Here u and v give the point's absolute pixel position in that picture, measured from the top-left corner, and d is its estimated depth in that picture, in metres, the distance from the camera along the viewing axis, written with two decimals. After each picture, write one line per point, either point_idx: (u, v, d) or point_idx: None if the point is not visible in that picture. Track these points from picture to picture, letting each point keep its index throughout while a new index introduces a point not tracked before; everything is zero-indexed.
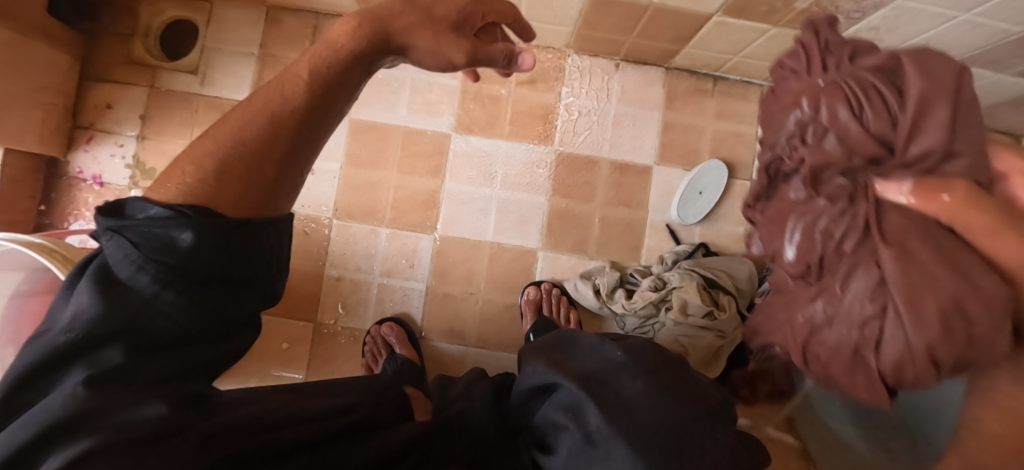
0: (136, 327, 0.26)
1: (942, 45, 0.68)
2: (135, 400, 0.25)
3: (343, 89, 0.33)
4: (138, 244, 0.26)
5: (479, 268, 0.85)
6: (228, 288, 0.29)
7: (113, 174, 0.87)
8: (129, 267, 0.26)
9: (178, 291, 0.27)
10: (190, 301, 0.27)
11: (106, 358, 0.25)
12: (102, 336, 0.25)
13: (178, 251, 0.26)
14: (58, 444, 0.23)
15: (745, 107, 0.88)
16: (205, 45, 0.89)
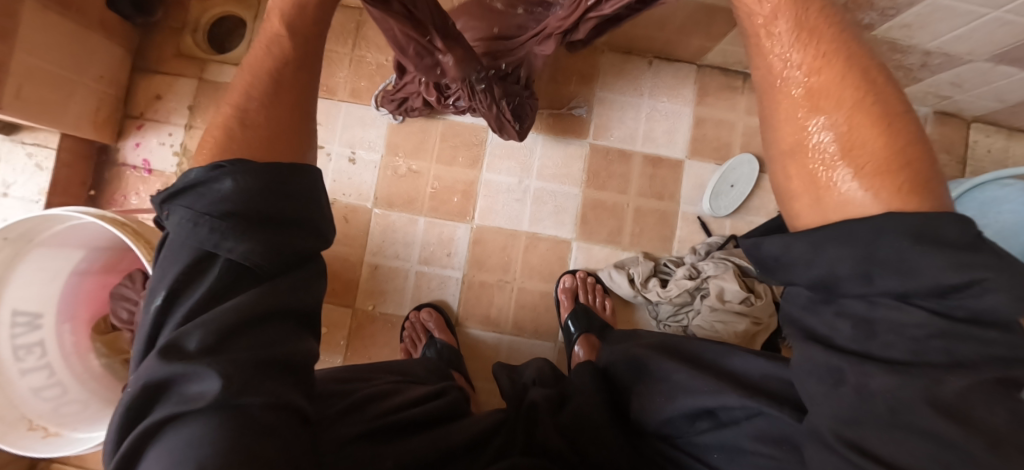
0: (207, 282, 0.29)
1: (973, 43, 0.70)
2: (221, 350, 0.28)
3: (323, 27, 0.38)
4: (193, 208, 0.29)
5: (516, 257, 0.87)
6: (279, 236, 0.31)
7: (161, 161, 0.90)
8: (188, 227, 0.29)
9: (239, 242, 0.29)
10: (244, 253, 0.29)
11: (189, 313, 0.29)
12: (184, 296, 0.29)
13: (228, 207, 0.29)
14: (170, 391, 0.27)
15: None
16: (253, 39, 0.92)
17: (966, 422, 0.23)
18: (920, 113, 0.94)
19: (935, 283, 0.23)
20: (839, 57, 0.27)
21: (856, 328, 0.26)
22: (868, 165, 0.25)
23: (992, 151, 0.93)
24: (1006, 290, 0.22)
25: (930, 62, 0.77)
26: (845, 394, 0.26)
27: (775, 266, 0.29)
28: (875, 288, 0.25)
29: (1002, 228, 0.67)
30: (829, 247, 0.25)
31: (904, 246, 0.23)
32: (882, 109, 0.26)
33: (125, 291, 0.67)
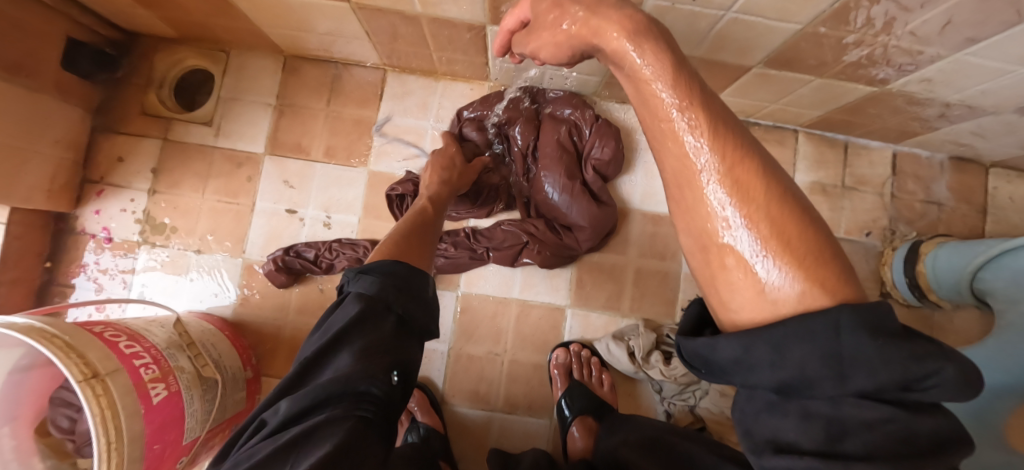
0: (375, 324, 0.44)
1: (1000, 96, 0.64)
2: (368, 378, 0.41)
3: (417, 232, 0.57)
4: (382, 277, 0.46)
5: (506, 327, 0.80)
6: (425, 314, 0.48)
7: (123, 229, 0.83)
8: (372, 289, 0.45)
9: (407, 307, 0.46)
10: (406, 316, 0.46)
11: (355, 345, 0.42)
12: (357, 331, 0.43)
13: (405, 281, 0.47)
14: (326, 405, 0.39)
15: (780, 153, 0.85)
16: (222, 95, 0.86)
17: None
18: (936, 159, 0.86)
19: (895, 377, 0.25)
20: (736, 156, 0.29)
21: (829, 427, 0.27)
22: (798, 258, 0.27)
23: (1015, 197, 0.87)
24: (954, 381, 0.25)
25: (951, 113, 0.70)
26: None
27: (735, 369, 0.29)
28: (846, 389, 0.26)
29: None
30: (790, 348, 0.26)
31: (865, 343, 0.25)
32: (792, 205, 0.29)
33: (66, 396, 0.58)
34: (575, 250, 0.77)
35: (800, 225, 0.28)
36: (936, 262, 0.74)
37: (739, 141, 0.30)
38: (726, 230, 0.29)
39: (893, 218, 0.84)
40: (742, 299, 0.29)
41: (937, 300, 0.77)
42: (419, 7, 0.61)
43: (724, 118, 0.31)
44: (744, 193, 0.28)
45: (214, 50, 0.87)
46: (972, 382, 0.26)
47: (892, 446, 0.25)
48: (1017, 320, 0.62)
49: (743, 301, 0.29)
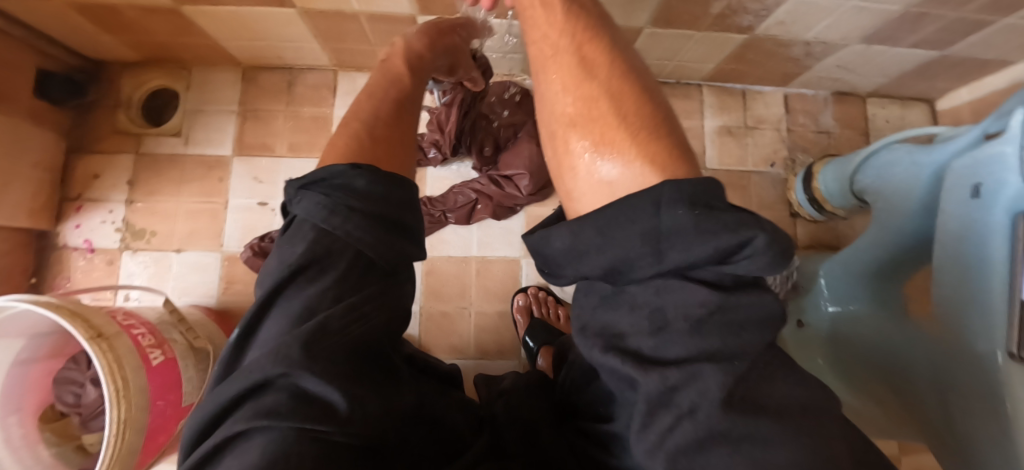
0: (325, 261, 0.35)
1: (843, 30, 0.77)
2: (321, 352, 0.31)
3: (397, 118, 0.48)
4: (332, 197, 0.36)
5: (470, 283, 0.89)
6: (397, 240, 0.38)
7: (104, 239, 0.89)
8: (321, 210, 0.35)
9: (368, 234, 0.36)
10: (374, 247, 0.36)
11: (302, 294, 0.34)
12: (301, 274, 0.34)
13: (363, 201, 0.36)
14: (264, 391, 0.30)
15: (688, 105, 1.01)
16: (187, 108, 0.94)
17: (744, 412, 0.26)
18: (820, 96, 1.02)
19: (706, 253, 0.27)
20: (586, 59, 0.39)
21: (652, 319, 0.29)
22: (630, 134, 0.34)
23: (891, 120, 1.02)
24: (764, 251, 0.27)
25: (813, 50, 0.85)
26: (653, 411, 0.28)
27: (570, 260, 0.33)
28: (665, 267, 0.29)
29: (897, 189, 0.72)
30: (613, 231, 0.30)
31: (680, 221, 0.28)
32: (628, 94, 0.37)
33: (70, 374, 0.67)
34: (517, 196, 0.86)
35: (628, 109, 0.37)
36: (823, 178, 0.89)
37: (590, 51, 0.40)
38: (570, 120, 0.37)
39: (791, 148, 1.01)
40: (584, 185, 0.36)
41: (833, 210, 0.91)
42: (355, 6, 0.71)
43: (584, 36, 0.40)
44: (591, 88, 0.37)
45: (177, 69, 0.95)
46: (782, 258, 0.28)
47: (714, 336, 0.28)
48: (882, 206, 0.74)
49: (585, 184, 0.36)
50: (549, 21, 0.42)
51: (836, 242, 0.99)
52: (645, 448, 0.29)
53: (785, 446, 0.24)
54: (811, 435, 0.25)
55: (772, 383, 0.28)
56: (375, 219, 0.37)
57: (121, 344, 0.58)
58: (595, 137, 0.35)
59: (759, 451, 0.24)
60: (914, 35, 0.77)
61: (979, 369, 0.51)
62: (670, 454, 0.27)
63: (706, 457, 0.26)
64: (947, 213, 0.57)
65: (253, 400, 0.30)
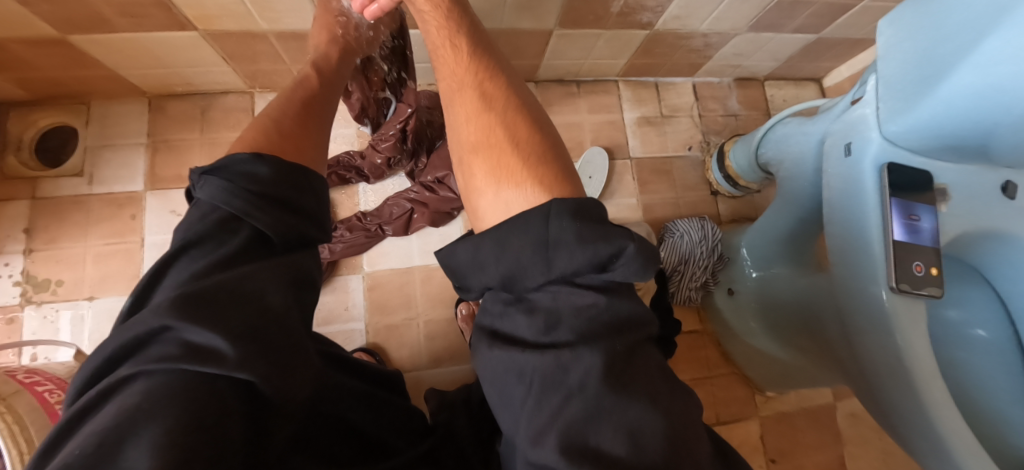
0: (220, 234, 0.37)
1: (732, 20, 0.85)
2: (216, 301, 0.32)
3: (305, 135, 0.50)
4: (230, 181, 0.39)
5: (415, 293, 0.89)
6: (297, 223, 0.41)
7: (0, 295, 0.81)
8: (217, 191, 0.39)
9: (263, 213, 0.39)
10: (265, 220, 0.38)
11: (196, 259, 0.36)
12: (196, 244, 0.37)
13: (262, 185, 0.40)
14: (150, 342, 0.31)
15: (609, 100, 1.07)
16: (89, 145, 0.88)
17: (621, 387, 0.31)
18: (725, 82, 1.11)
19: (588, 258, 0.33)
20: (488, 83, 0.45)
21: (547, 321, 0.34)
22: (523, 159, 0.39)
23: (787, 99, 1.13)
24: (634, 258, 0.33)
25: (710, 40, 0.92)
26: (547, 395, 0.32)
27: (474, 269, 0.37)
28: (554, 273, 0.34)
29: (794, 157, 0.80)
30: (511, 239, 0.35)
31: (563, 232, 0.33)
32: (525, 118, 0.43)
33: None
34: (453, 197, 0.87)
35: (522, 130, 0.42)
36: (735, 155, 0.97)
37: (488, 71, 0.46)
38: (470, 144, 0.43)
39: (706, 133, 1.09)
40: (486, 204, 0.40)
41: (746, 184, 0.99)
42: (263, 25, 0.70)
43: (485, 73, 0.46)
44: (489, 118, 0.42)
45: (74, 105, 0.89)
46: (650, 261, 0.35)
47: (593, 327, 0.33)
48: (786, 174, 0.82)
49: (488, 203, 0.40)
50: (454, 61, 0.47)
51: (754, 214, 1.07)
52: (535, 434, 0.32)
53: (649, 410, 0.31)
54: (668, 404, 0.32)
55: (642, 361, 0.34)
56: (272, 201, 0.40)
57: (22, 402, 0.53)
58: (489, 158, 0.41)
59: (632, 416, 0.30)
60: (793, 21, 0.86)
61: (863, 299, 0.57)
62: (563, 433, 0.30)
63: (594, 428, 0.30)
64: (831, 173, 0.63)
65: (142, 353, 0.31)
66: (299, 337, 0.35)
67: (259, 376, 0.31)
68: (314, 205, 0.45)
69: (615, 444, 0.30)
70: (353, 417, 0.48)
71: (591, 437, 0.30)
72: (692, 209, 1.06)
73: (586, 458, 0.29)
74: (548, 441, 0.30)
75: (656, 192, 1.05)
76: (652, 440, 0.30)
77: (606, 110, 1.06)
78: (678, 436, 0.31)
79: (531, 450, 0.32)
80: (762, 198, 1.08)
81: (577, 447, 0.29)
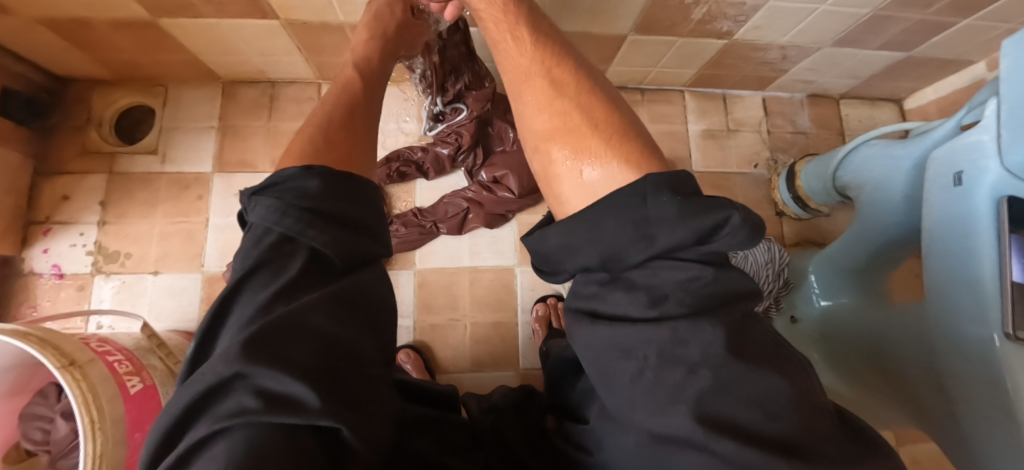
0: (279, 259, 0.32)
1: (815, 33, 0.78)
2: (287, 345, 0.27)
3: (362, 107, 0.46)
4: (284, 198, 0.34)
5: (462, 294, 0.88)
6: (361, 242, 0.36)
7: (74, 263, 0.85)
8: (269, 212, 0.33)
9: (322, 231, 0.33)
10: (327, 242, 0.33)
11: (257, 292, 0.31)
12: (254, 274, 0.32)
13: (318, 200, 0.34)
14: (219, 396, 0.26)
15: (671, 110, 1.03)
16: (163, 125, 0.91)
17: (744, 356, 0.28)
18: (796, 98, 1.06)
19: (692, 233, 0.28)
20: (558, 62, 0.40)
21: (649, 295, 0.30)
22: (605, 139, 0.35)
23: (863, 120, 1.06)
24: (741, 227, 0.28)
25: (788, 54, 0.86)
26: (664, 370, 0.28)
27: (564, 252, 0.34)
28: (656, 250, 0.30)
29: (878, 183, 0.74)
30: (608, 220, 0.31)
31: (663, 206, 0.29)
32: (603, 99, 0.38)
33: (37, 409, 0.62)
34: (509, 199, 0.86)
35: (600, 113, 0.37)
36: (806, 177, 0.91)
37: (558, 51, 0.41)
38: (544, 129, 0.38)
39: (772, 150, 1.04)
40: (569, 189, 0.35)
41: (817, 207, 0.94)
42: (339, 17, 0.70)
43: (554, 56, 0.41)
44: (563, 103, 0.37)
45: (151, 86, 0.92)
46: (755, 231, 0.30)
47: (701, 299, 0.29)
48: (867, 200, 0.76)
49: (572, 190, 0.35)
50: (519, 51, 0.42)
51: (821, 239, 1.01)
52: (653, 408, 0.29)
53: (783, 381, 0.27)
54: (790, 371, 0.29)
55: (753, 329, 0.31)
56: (333, 218, 0.34)
57: (95, 371, 0.54)
58: (568, 143, 0.36)
59: (765, 389, 0.27)
60: (879, 37, 0.79)
61: (965, 350, 0.51)
62: (691, 407, 0.27)
63: (724, 400, 0.27)
64: (930, 202, 0.57)
65: (213, 406, 0.26)
66: (371, 374, 0.32)
67: (346, 422, 0.27)
68: (372, 214, 0.39)
69: (748, 417, 0.26)
70: (419, 449, 0.41)
71: (721, 408, 0.27)
72: None
73: (725, 431, 0.26)
74: (677, 415, 0.27)
75: None
76: (784, 411, 0.26)
77: (667, 120, 1.03)
78: (809, 404, 0.27)
79: (651, 424, 0.29)
80: (830, 223, 1.01)
81: (712, 420, 0.26)
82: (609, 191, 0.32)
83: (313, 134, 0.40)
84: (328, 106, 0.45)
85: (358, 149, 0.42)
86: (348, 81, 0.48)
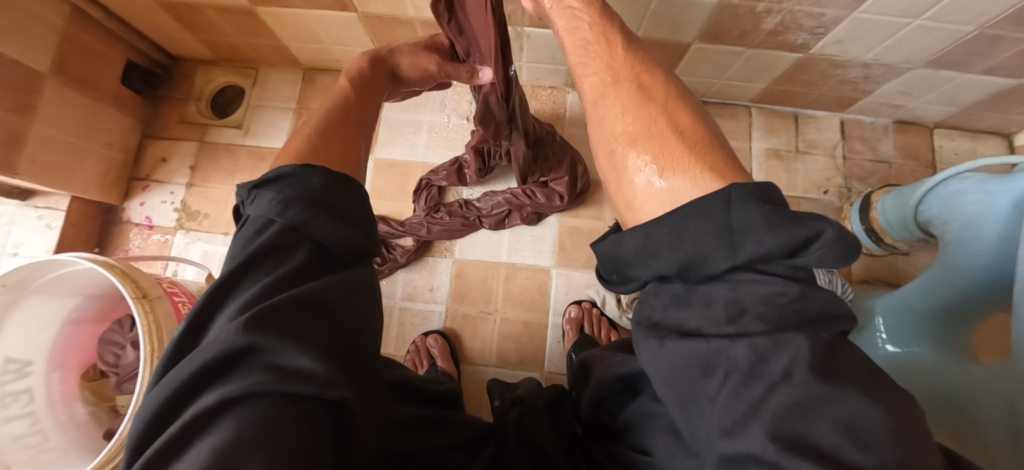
0: (280, 247, 0.32)
1: (907, 51, 0.71)
2: (297, 325, 0.27)
3: (364, 108, 0.46)
4: (282, 191, 0.33)
5: (496, 289, 0.88)
6: (359, 236, 0.36)
7: (162, 217, 0.96)
8: (269, 203, 0.33)
9: (323, 221, 0.33)
10: (330, 233, 0.33)
11: (254, 280, 0.30)
12: (252, 261, 0.31)
13: (319, 195, 0.34)
14: (224, 374, 0.26)
15: (735, 125, 0.98)
16: (250, 103, 1.02)
17: (834, 376, 0.23)
18: (879, 123, 0.97)
19: (782, 243, 0.25)
20: (643, 68, 0.38)
21: (728, 309, 0.26)
22: (690, 148, 0.31)
23: (959, 153, 0.95)
24: (836, 243, 0.25)
25: (873, 73, 0.79)
26: (742, 386, 0.25)
27: (639, 257, 0.30)
28: (739, 260, 0.26)
29: (970, 219, 0.65)
30: (689, 224, 0.27)
31: (752, 211, 0.26)
32: (687, 106, 0.36)
33: (113, 336, 0.70)
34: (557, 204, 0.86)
35: (681, 121, 0.34)
36: (883, 208, 0.83)
37: (645, 58, 0.40)
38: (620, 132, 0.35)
39: (846, 177, 0.96)
40: (645, 194, 0.32)
41: (893, 243, 0.85)
42: (411, 11, 0.74)
43: (642, 65, 0.39)
44: (648, 108, 0.35)
45: (243, 68, 1.03)
46: (850, 248, 0.26)
47: (791, 319, 0.25)
48: (953, 238, 0.67)
49: (647, 196, 0.32)
50: (607, 56, 0.39)
51: (895, 280, 0.90)
52: (723, 425, 0.25)
53: (874, 404, 0.22)
54: (888, 396, 0.23)
55: (845, 348, 0.26)
56: (333, 214, 0.34)
57: (161, 307, 0.60)
58: (648, 148, 0.32)
59: (850, 409, 0.22)
60: (988, 60, 0.70)
61: None
62: (767, 423, 0.23)
63: (807, 422, 0.23)
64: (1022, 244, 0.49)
65: (219, 381, 0.26)
66: (370, 358, 0.32)
67: (350, 396, 0.28)
68: (370, 208, 0.39)
69: (834, 443, 0.22)
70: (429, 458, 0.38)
71: (803, 432, 0.23)
72: None
73: (804, 453, 0.22)
74: (751, 433, 0.24)
75: None
76: (883, 441, 0.21)
77: (729, 135, 0.98)
78: (915, 440, 0.22)
79: (723, 445, 0.25)
80: (909, 264, 0.90)
81: (792, 442, 0.22)
82: (694, 197, 0.29)
83: (303, 142, 0.39)
84: (339, 105, 0.44)
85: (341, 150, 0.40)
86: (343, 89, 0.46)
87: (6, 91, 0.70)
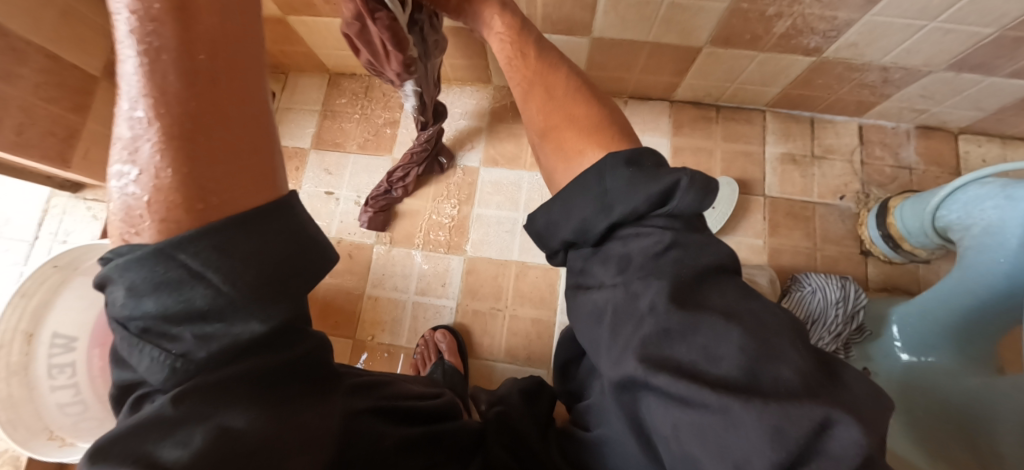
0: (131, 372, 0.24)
1: (927, 54, 0.70)
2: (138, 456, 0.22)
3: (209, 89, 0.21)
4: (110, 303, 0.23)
5: (506, 286, 0.90)
6: (220, 332, 0.23)
7: None
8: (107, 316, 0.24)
9: (154, 335, 0.22)
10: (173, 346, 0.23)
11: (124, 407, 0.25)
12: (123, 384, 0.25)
13: (138, 305, 0.22)
14: None
15: (749, 130, 0.98)
16: (279, 106, 1.08)
17: (691, 305, 0.28)
18: (901, 128, 0.95)
19: (644, 199, 0.31)
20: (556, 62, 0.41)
21: (618, 262, 0.32)
22: (590, 141, 0.36)
23: (987, 160, 0.92)
24: (689, 190, 0.30)
25: (892, 77, 0.78)
26: (620, 324, 0.30)
27: (551, 229, 0.37)
28: (615, 218, 0.32)
29: (989, 224, 0.62)
30: (578, 199, 0.34)
31: (621, 183, 0.32)
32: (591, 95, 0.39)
33: None
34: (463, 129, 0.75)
35: (590, 114, 0.37)
36: (902, 214, 0.81)
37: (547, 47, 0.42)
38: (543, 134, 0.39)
39: (865, 183, 0.94)
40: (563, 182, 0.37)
41: (911, 250, 0.82)
42: None
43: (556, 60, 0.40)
44: (557, 108, 0.38)
45: (275, 73, 1.09)
46: (707, 191, 0.32)
47: (668, 262, 0.30)
48: (971, 244, 0.65)
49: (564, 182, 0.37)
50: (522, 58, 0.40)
51: (915, 289, 0.88)
52: (612, 356, 0.30)
53: (725, 322, 0.26)
54: (751, 318, 0.27)
55: (717, 283, 0.30)
56: (166, 325, 0.22)
57: None
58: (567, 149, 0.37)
59: (705, 334, 0.26)
60: (1013, 63, 0.69)
61: None
62: (637, 349, 0.28)
63: (672, 345, 0.27)
64: None
65: None
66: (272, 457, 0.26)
67: None
68: (257, 254, 0.23)
69: (692, 360, 0.26)
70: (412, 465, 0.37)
71: (668, 352, 0.27)
72: (831, 267, 0.91)
73: (664, 369, 0.26)
74: (626, 361, 0.29)
75: (787, 237, 0.93)
76: (731, 354, 0.25)
77: (743, 139, 0.98)
78: (776, 346, 0.25)
79: (611, 372, 0.30)
80: (931, 273, 0.88)
81: (656, 360, 0.27)
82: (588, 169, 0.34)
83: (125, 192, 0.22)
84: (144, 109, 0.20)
85: (220, 152, 0.21)
86: (169, 4, 0.19)
87: (65, 92, 0.77)
